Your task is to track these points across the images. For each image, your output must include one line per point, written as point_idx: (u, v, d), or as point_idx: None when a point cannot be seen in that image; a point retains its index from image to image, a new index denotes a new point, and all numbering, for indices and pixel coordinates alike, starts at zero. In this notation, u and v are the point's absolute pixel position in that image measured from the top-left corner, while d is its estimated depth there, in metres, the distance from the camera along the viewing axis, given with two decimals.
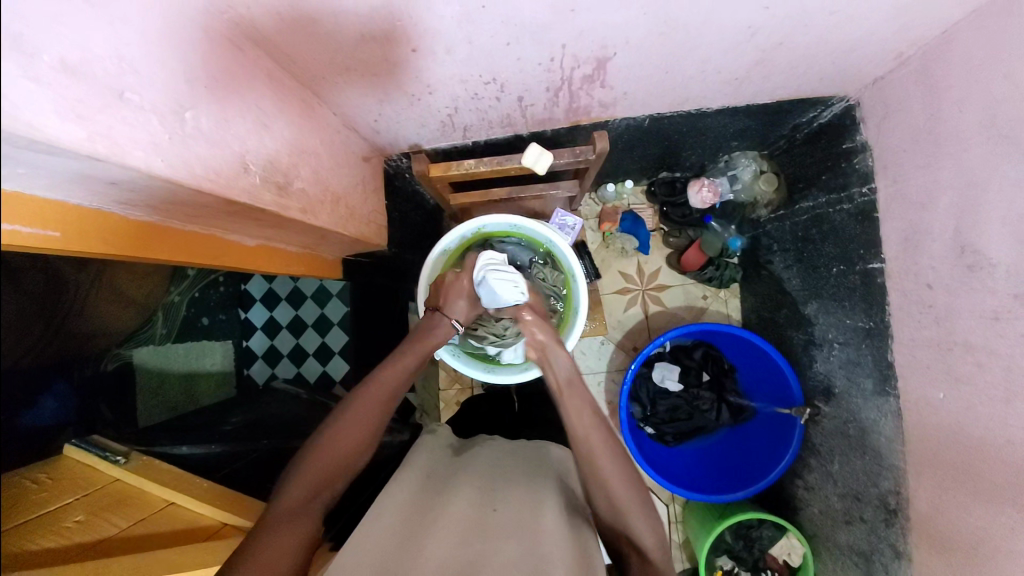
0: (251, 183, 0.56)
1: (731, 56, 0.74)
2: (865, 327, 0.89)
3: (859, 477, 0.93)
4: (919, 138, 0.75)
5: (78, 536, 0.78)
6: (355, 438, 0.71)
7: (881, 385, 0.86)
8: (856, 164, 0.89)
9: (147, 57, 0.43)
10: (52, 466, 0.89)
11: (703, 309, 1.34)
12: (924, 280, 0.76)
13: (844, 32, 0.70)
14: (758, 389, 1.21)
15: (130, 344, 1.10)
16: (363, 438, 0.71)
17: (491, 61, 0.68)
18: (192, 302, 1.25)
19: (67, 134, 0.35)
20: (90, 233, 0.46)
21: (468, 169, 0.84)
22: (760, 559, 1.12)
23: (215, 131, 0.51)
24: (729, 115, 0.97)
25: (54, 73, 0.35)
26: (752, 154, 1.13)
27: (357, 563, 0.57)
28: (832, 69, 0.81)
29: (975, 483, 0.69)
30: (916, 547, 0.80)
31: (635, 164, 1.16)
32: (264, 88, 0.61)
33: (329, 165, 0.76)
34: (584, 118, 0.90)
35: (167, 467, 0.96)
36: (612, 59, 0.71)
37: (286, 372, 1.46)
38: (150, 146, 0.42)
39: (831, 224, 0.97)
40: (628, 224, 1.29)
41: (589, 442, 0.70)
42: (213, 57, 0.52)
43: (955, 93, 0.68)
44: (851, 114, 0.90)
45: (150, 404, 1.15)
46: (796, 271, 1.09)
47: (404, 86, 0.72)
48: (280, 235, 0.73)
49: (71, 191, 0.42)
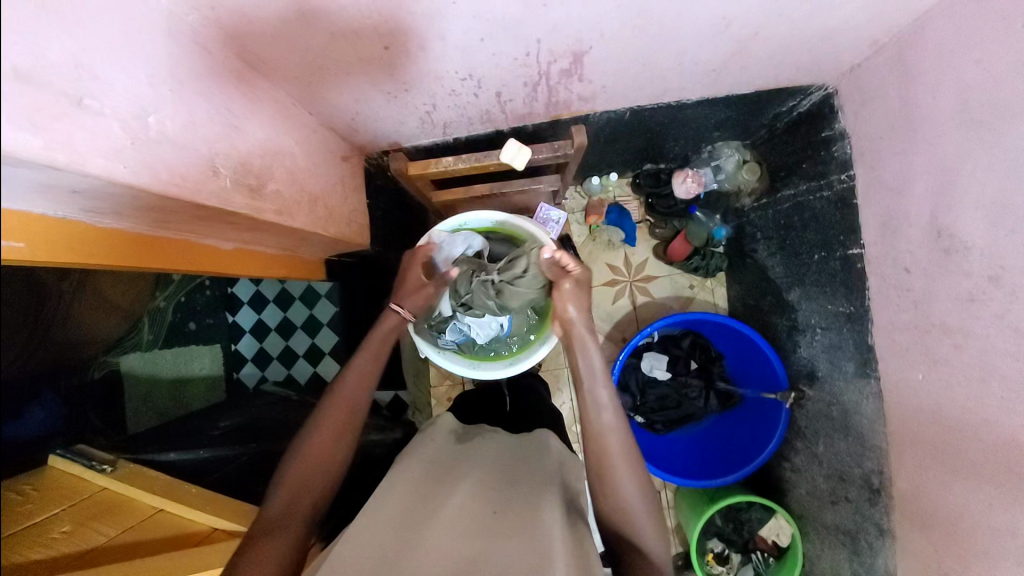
0: (223, 186, 0.56)
1: (708, 47, 0.74)
2: (846, 312, 0.91)
3: (843, 459, 0.95)
4: (895, 124, 0.75)
5: (66, 546, 0.78)
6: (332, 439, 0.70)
7: (863, 368, 0.88)
8: (835, 151, 0.90)
9: (110, 63, 0.42)
10: (40, 477, 0.89)
11: (690, 298, 1.35)
12: (902, 264, 0.77)
13: (819, 21, 0.71)
14: (745, 377, 1.22)
15: (117, 351, 1.10)
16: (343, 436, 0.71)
17: (467, 57, 0.68)
18: (178, 307, 1.28)
19: (24, 144, 0.34)
20: (53, 240, 0.45)
21: (447, 167, 0.84)
22: (748, 541, 1.14)
23: (184, 135, 0.50)
24: (710, 106, 0.98)
25: (9, 82, 0.34)
26: (735, 144, 1.14)
27: (358, 557, 0.56)
28: (809, 57, 0.81)
29: (953, 461, 0.70)
30: (899, 524, 0.82)
31: (618, 156, 1.16)
32: (235, 90, 0.60)
33: (307, 166, 0.76)
34: (565, 112, 0.90)
35: (156, 475, 0.95)
36: (589, 53, 0.71)
37: (276, 375, 1.46)
38: (114, 153, 0.42)
39: (812, 211, 0.98)
40: (614, 217, 1.28)
41: (604, 440, 0.71)
42: (179, 60, 0.51)
43: (927, 79, 0.69)
44: (829, 102, 0.90)
45: (140, 411, 1.14)
46: (779, 259, 1.10)
47: (381, 85, 0.71)
48: (260, 238, 0.72)
49: (34, 200, 0.41)
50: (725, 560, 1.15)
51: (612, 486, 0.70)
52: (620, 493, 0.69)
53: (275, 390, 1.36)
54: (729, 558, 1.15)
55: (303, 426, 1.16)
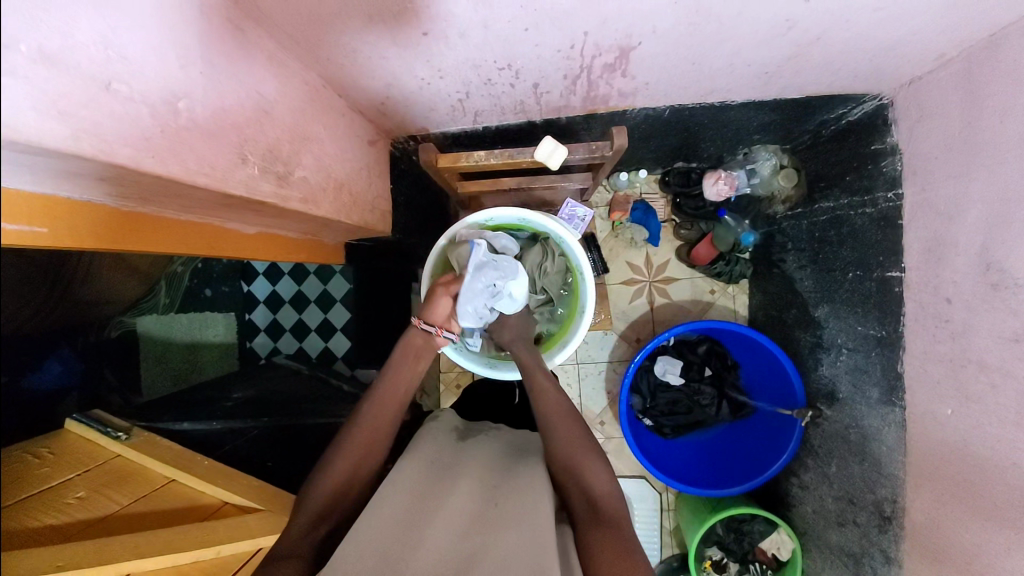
0: (250, 174, 0.54)
1: (763, 48, 0.69)
2: (877, 335, 0.87)
3: (856, 482, 0.93)
4: (953, 146, 0.71)
5: (79, 513, 0.79)
6: (356, 455, 0.70)
7: (888, 395, 0.85)
8: (883, 167, 0.85)
9: (138, 42, 0.40)
10: (55, 439, 0.90)
11: (709, 303, 1.32)
12: (943, 294, 0.73)
13: (887, 29, 0.65)
14: (760, 388, 1.20)
15: (134, 312, 1.11)
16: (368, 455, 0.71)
17: (506, 46, 0.64)
18: (196, 273, 1.25)
19: (47, 132, 0.33)
20: (76, 225, 0.43)
21: (478, 160, 0.81)
22: (749, 552, 1.13)
23: (212, 120, 0.48)
24: (754, 108, 0.93)
25: (32, 64, 0.32)
26: (773, 148, 1.09)
27: (361, 546, 0.57)
28: (869, 66, 0.76)
29: (974, 501, 0.68)
30: (908, 554, 0.81)
31: (650, 153, 1.11)
32: (266, 71, 0.57)
33: (333, 151, 0.73)
34: (601, 107, 0.86)
35: (168, 445, 0.95)
36: (637, 48, 0.67)
37: (289, 348, 1.47)
38: (141, 141, 0.40)
39: (850, 227, 0.93)
40: (639, 215, 1.25)
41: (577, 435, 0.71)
42: (209, 38, 0.48)
43: (997, 102, 0.64)
44: (882, 114, 0.85)
45: (152, 373, 1.17)
46: (809, 272, 1.06)
47: (414, 69, 0.68)
48: (282, 223, 0.71)
49: (60, 185, 0.40)
50: (723, 568, 1.15)
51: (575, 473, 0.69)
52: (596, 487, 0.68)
53: (287, 363, 1.37)
54: (727, 566, 1.15)
55: (313, 402, 1.17)
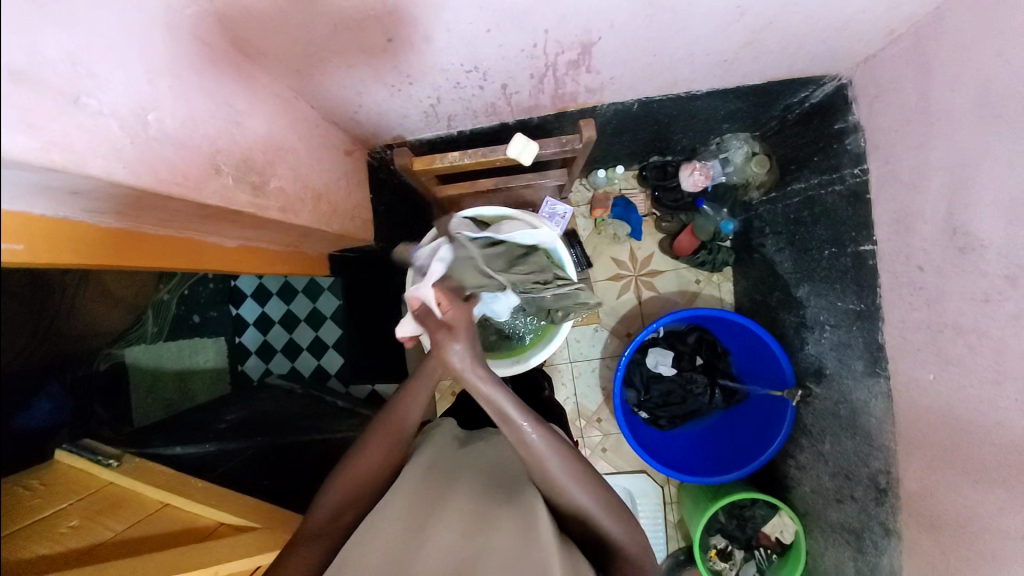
0: (225, 184, 0.55)
1: (719, 36, 0.72)
2: (857, 309, 0.89)
3: (849, 456, 0.94)
4: (911, 118, 0.73)
5: (72, 542, 0.78)
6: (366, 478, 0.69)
7: (871, 366, 0.87)
8: (848, 145, 0.87)
9: (105, 57, 0.41)
10: (46, 471, 0.90)
11: (696, 293, 1.34)
12: (915, 262, 0.75)
13: (836, 9, 0.68)
14: (751, 373, 1.21)
15: (121, 344, 1.10)
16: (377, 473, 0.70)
17: (472, 49, 0.66)
18: (182, 299, 1.25)
19: (18, 145, 0.33)
20: (58, 243, 0.44)
21: (452, 162, 0.82)
22: (752, 538, 1.14)
23: (184, 132, 0.49)
24: (720, 97, 0.95)
25: (1, 80, 0.33)
26: (743, 136, 1.12)
27: (363, 562, 0.56)
28: (823, 48, 0.79)
29: (962, 463, 0.70)
30: (905, 524, 0.81)
31: (625, 148, 1.14)
32: (236, 85, 0.59)
33: (309, 161, 0.74)
34: (571, 105, 0.88)
35: (160, 469, 0.94)
36: (598, 44, 0.69)
37: (281, 368, 1.45)
38: (112, 152, 0.40)
39: (823, 206, 0.96)
40: (619, 210, 1.28)
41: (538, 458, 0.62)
42: (178, 53, 0.50)
43: (946, 72, 0.66)
44: (843, 93, 0.88)
45: (144, 403, 1.16)
46: (788, 254, 1.08)
47: (384, 77, 0.69)
48: (263, 235, 0.71)
49: (33, 202, 0.40)
50: (729, 556, 1.15)
51: (536, 462, 0.62)
52: (552, 470, 0.62)
53: (279, 382, 1.36)
54: (732, 554, 1.15)
55: (308, 420, 1.16)
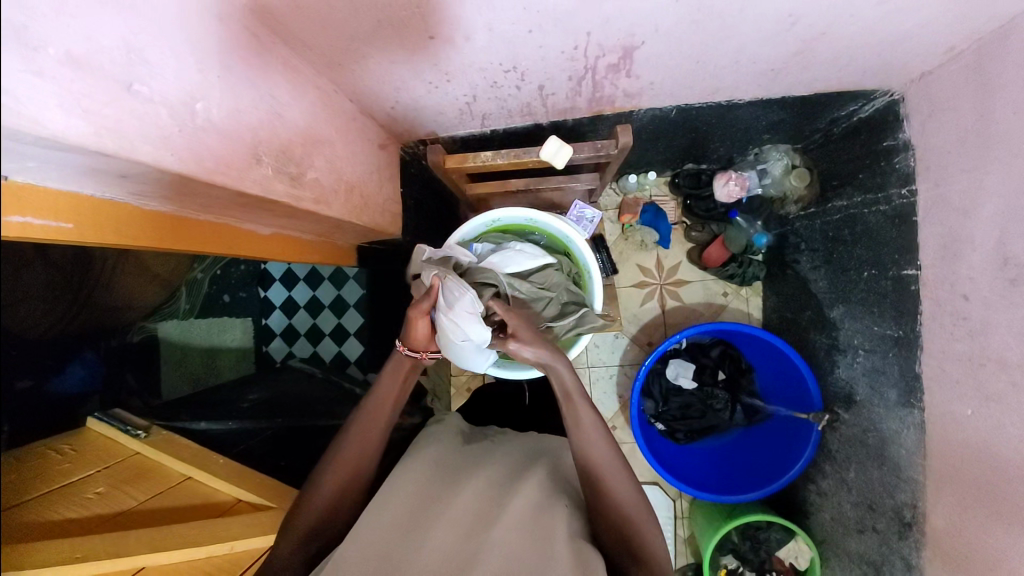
0: (263, 174, 0.56)
1: (767, 46, 0.70)
2: (894, 336, 0.85)
3: (874, 487, 0.91)
4: (967, 140, 0.69)
5: (97, 507, 0.80)
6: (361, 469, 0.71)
7: (905, 396, 0.83)
8: (896, 164, 0.84)
9: (158, 46, 0.42)
10: (79, 437, 0.93)
11: (722, 306, 1.31)
12: (960, 291, 0.71)
13: (893, 22, 0.65)
14: (775, 392, 1.17)
15: (154, 318, 1.15)
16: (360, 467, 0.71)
17: (511, 49, 0.66)
18: (215, 279, 1.29)
19: (71, 129, 0.35)
20: (103, 224, 0.46)
21: (483, 161, 0.82)
22: (766, 561, 1.10)
23: (227, 121, 0.50)
24: (762, 107, 0.92)
25: (60, 66, 0.34)
26: (784, 148, 1.08)
27: (363, 552, 0.58)
28: (876, 62, 0.75)
29: (997, 505, 0.66)
30: (930, 562, 0.78)
31: (659, 155, 1.12)
32: (279, 76, 0.60)
33: (344, 153, 0.75)
34: (607, 108, 0.87)
35: (185, 444, 0.97)
36: (640, 48, 0.68)
37: (303, 352, 1.48)
38: (160, 139, 0.42)
39: (864, 226, 0.92)
40: (649, 217, 1.26)
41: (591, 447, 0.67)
42: (226, 43, 0.51)
43: (1010, 93, 0.63)
44: (894, 110, 0.84)
45: (173, 376, 1.19)
46: (823, 273, 1.05)
47: (422, 73, 0.70)
48: (294, 224, 0.73)
49: (83, 183, 0.42)
50: None
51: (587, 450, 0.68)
52: (594, 454, 0.67)
53: (301, 366, 1.39)
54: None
55: (326, 405, 1.18)
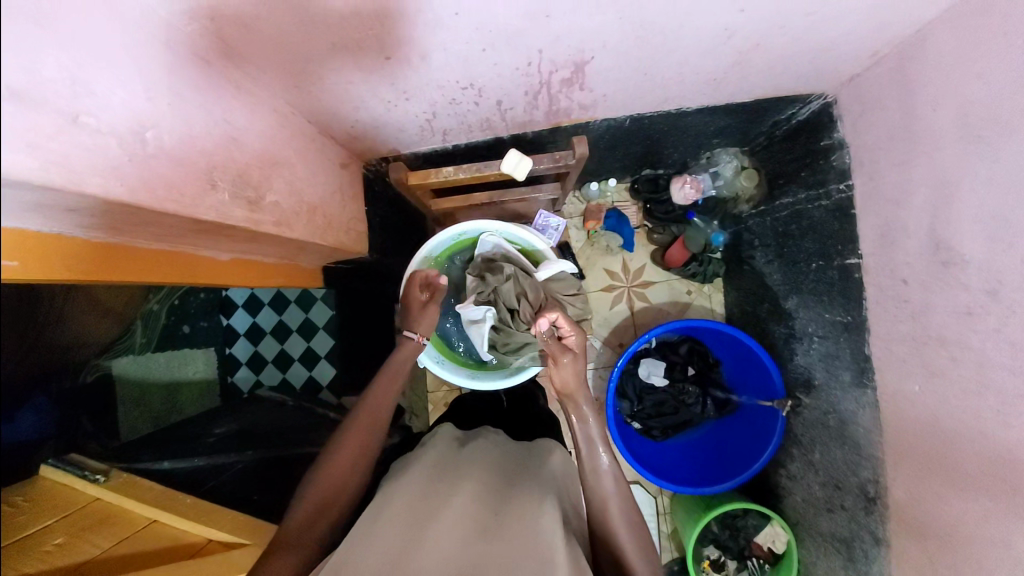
0: (221, 200, 0.55)
1: (708, 57, 0.74)
2: (844, 322, 0.91)
3: (839, 466, 0.95)
4: (895, 136, 0.75)
5: (61, 555, 0.75)
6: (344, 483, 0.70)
7: (859, 377, 0.88)
8: (834, 161, 0.90)
9: (104, 76, 0.41)
10: (31, 484, 0.87)
11: (687, 304, 1.35)
12: (899, 276, 0.77)
13: (821, 31, 0.70)
14: (743, 383, 1.21)
15: (108, 355, 1.11)
16: (356, 467, 0.72)
17: (468, 67, 0.67)
18: (172, 309, 1.28)
19: (14, 164, 0.33)
20: (47, 257, 0.44)
21: (447, 176, 0.83)
22: (745, 547, 1.14)
23: (181, 148, 0.49)
24: (711, 114, 0.97)
25: (2, 99, 0.33)
26: (733, 151, 1.14)
27: (359, 563, 0.54)
28: (810, 67, 0.81)
29: (948, 473, 0.71)
30: (894, 534, 0.82)
31: (617, 162, 1.15)
32: (234, 100, 0.59)
33: (304, 175, 0.75)
34: (565, 120, 0.90)
35: (150, 485, 0.93)
36: (591, 63, 0.71)
37: (271, 379, 1.44)
38: (110, 170, 0.41)
39: (810, 220, 0.98)
40: (613, 221, 1.30)
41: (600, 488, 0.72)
42: (175, 70, 0.50)
43: (929, 92, 0.69)
44: (829, 111, 0.90)
45: (130, 415, 1.13)
46: (777, 267, 1.10)
47: (380, 93, 0.70)
48: (256, 249, 0.71)
49: (29, 218, 0.40)
50: (722, 566, 1.15)
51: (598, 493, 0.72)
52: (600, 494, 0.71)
53: (268, 394, 1.34)
54: (725, 565, 1.15)
55: (299, 432, 1.15)
